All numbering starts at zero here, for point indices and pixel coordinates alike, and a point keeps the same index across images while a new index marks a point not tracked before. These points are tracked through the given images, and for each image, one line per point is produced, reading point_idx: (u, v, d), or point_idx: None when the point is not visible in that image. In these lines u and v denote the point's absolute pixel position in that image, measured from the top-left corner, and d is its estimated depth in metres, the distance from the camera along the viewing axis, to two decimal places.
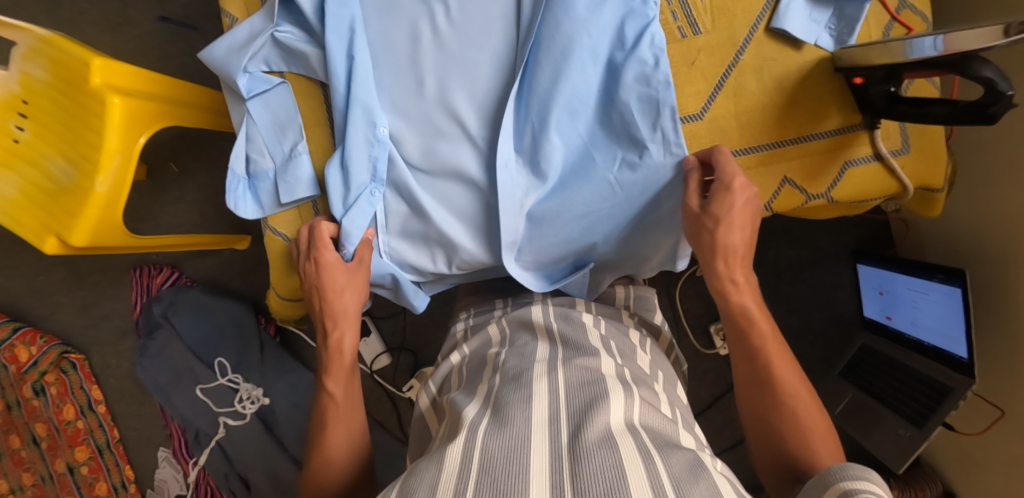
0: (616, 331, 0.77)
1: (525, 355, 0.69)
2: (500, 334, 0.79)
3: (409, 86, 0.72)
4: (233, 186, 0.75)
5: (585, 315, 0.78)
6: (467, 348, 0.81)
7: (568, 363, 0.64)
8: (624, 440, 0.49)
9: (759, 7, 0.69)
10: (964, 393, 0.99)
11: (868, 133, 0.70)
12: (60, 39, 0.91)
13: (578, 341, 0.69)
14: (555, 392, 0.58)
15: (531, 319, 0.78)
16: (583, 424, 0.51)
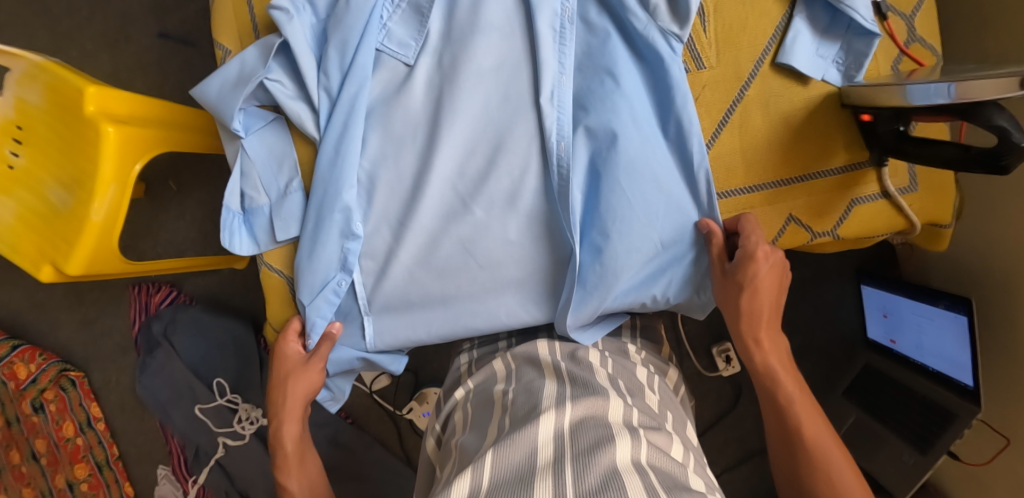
0: (624, 368, 0.76)
1: (534, 392, 0.68)
2: (505, 371, 0.78)
3: (399, 139, 0.70)
4: (228, 220, 0.74)
5: (593, 351, 0.77)
6: (473, 385, 0.80)
7: (577, 399, 0.63)
8: (631, 477, 0.47)
9: (765, 40, 0.67)
10: (967, 421, 0.97)
11: (874, 170, 0.69)
12: (56, 65, 0.90)
13: (586, 377, 0.68)
14: (561, 431, 0.57)
15: (539, 355, 0.76)
16: (588, 466, 0.50)
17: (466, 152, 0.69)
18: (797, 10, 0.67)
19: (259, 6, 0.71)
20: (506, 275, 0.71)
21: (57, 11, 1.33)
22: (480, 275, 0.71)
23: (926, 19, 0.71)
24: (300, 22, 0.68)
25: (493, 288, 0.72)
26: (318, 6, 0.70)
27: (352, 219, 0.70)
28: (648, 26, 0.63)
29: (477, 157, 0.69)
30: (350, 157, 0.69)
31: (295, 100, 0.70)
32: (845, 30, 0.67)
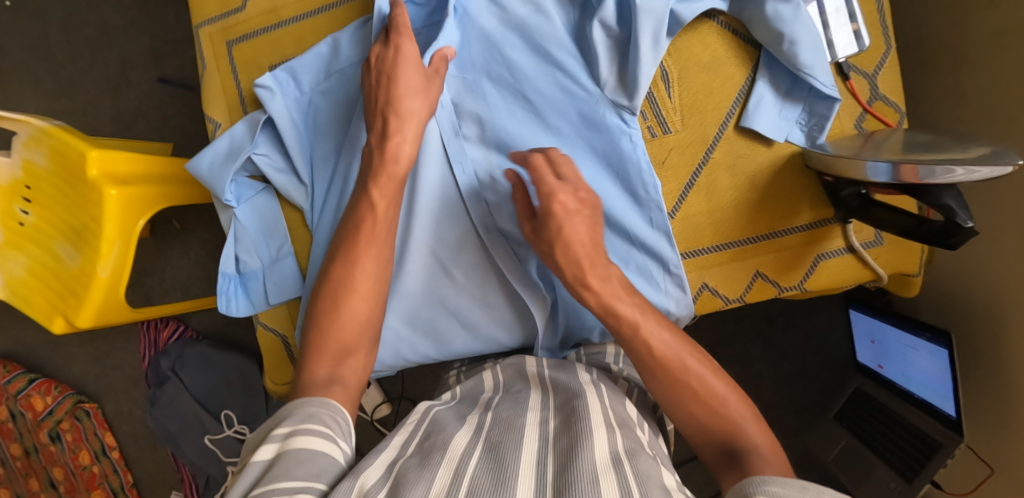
0: (604, 373, 0.70)
1: (519, 400, 0.62)
2: (494, 384, 0.70)
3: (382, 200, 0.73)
4: (224, 285, 0.78)
5: (579, 363, 0.71)
6: (461, 388, 0.70)
7: (560, 410, 0.59)
8: (606, 477, 0.45)
9: (729, 103, 0.70)
10: (952, 451, 0.99)
11: (840, 226, 0.71)
12: (59, 130, 0.95)
13: (567, 382, 0.64)
14: (544, 438, 0.54)
15: (527, 369, 0.70)
16: (571, 475, 0.45)
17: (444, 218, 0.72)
18: (759, 74, 0.69)
19: (246, 82, 0.77)
20: (486, 334, 0.75)
21: (61, 59, 1.38)
22: (460, 335, 0.75)
23: (890, 75, 0.72)
24: (284, 99, 0.72)
25: (474, 347, 0.76)
26: (302, 82, 0.73)
27: None
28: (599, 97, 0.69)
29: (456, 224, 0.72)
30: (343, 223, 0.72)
31: (281, 171, 0.74)
32: (808, 93, 0.69)
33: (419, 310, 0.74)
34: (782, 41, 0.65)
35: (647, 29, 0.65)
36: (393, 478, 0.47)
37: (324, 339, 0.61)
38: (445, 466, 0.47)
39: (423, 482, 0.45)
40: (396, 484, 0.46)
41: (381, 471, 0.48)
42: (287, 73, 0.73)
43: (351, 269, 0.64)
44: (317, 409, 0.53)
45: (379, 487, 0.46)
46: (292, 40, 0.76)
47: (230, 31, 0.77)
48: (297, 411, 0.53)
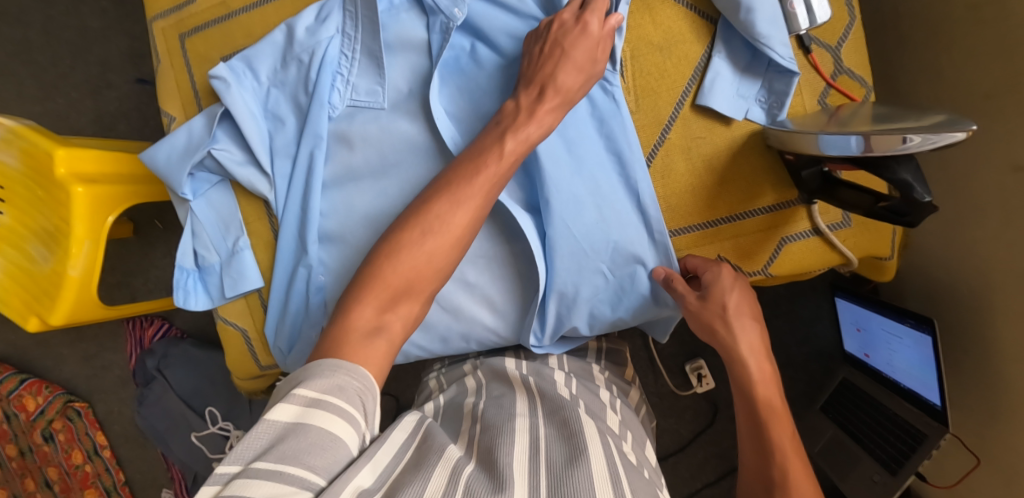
0: (587, 388, 0.72)
1: (504, 405, 0.63)
2: (475, 385, 0.72)
3: (358, 185, 0.72)
4: (183, 279, 0.78)
5: (558, 371, 0.74)
6: (444, 399, 0.72)
7: (549, 418, 0.61)
8: (603, 492, 0.47)
9: (685, 82, 0.68)
10: (936, 441, 0.96)
11: (805, 208, 0.69)
12: (29, 130, 0.95)
13: (554, 393, 0.66)
14: (535, 440, 0.56)
15: (506, 371, 0.73)
16: (569, 481, 0.48)
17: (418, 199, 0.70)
18: (716, 51, 0.67)
19: (200, 76, 0.76)
20: (462, 319, 0.74)
21: (42, 62, 1.39)
22: (442, 317, 0.74)
23: (853, 49, 0.70)
24: (239, 89, 0.71)
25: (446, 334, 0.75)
26: (258, 72, 0.72)
27: (312, 274, 0.72)
28: None
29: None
30: (309, 211, 0.71)
31: (242, 164, 0.72)
32: (766, 69, 0.67)
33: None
34: (740, 10, 0.63)
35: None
36: (388, 484, 0.45)
37: (387, 294, 0.55)
38: (441, 468, 0.48)
39: (418, 481, 0.45)
40: (395, 485, 0.45)
41: (380, 471, 0.46)
42: (241, 63, 0.71)
43: (428, 229, 0.58)
44: (343, 376, 0.48)
45: (373, 489, 0.44)
46: (243, 31, 0.75)
47: (184, 24, 0.76)
48: (324, 373, 0.47)
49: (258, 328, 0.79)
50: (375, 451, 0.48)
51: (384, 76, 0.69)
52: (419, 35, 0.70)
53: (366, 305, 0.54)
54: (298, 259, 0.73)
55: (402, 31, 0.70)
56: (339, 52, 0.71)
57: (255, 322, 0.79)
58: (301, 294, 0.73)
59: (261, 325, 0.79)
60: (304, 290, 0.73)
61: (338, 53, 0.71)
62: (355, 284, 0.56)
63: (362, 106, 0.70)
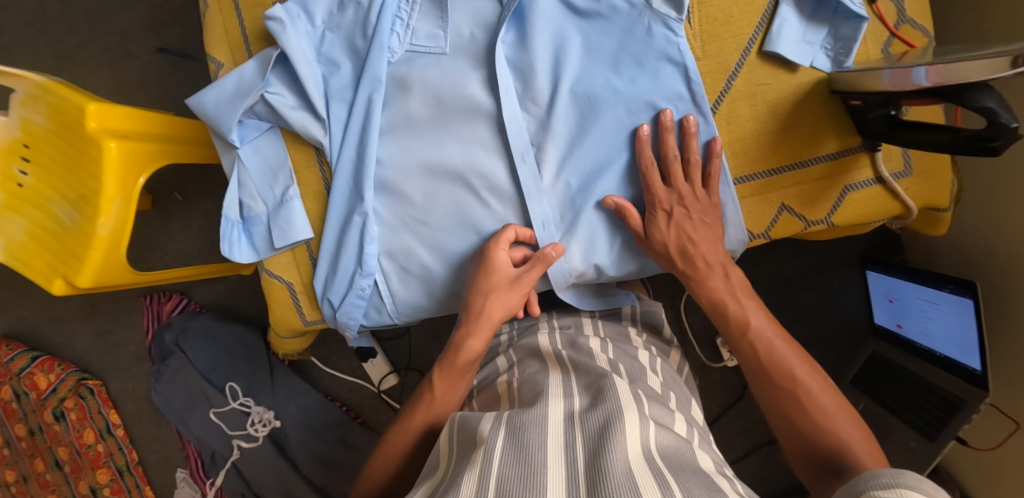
0: (624, 352, 0.72)
1: (538, 383, 0.63)
2: (508, 363, 0.76)
3: (415, 134, 0.71)
4: (227, 230, 0.76)
5: (592, 339, 0.74)
6: (478, 380, 0.78)
7: (585, 388, 0.60)
8: (639, 461, 0.45)
9: (751, 29, 0.67)
10: (976, 406, 0.97)
11: (868, 155, 0.68)
12: (57, 85, 0.92)
13: (588, 362, 0.66)
14: (569, 414, 0.54)
15: (540, 347, 0.74)
16: (603, 452, 0.46)
17: (477, 151, 0.70)
18: None
19: (250, 21, 0.74)
20: None
21: (59, 31, 1.36)
22: None
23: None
24: (295, 32, 0.70)
25: None
26: (314, 15, 0.71)
27: (368, 223, 0.71)
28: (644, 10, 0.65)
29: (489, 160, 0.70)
30: (367, 156, 0.70)
31: (295, 109, 0.71)
32: (832, 15, 0.66)
33: (447, 241, 0.72)
34: None
35: None
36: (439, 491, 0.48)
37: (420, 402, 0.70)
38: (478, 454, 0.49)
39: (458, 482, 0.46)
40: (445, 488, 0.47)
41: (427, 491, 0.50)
42: (297, 6, 0.70)
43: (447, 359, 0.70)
44: None
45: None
46: None
47: None
48: None
49: (304, 281, 0.78)
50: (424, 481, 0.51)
51: (447, 19, 0.68)
52: None
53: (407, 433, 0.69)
54: (352, 208, 0.72)
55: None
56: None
57: (302, 275, 0.78)
58: (356, 245, 0.73)
59: (308, 277, 0.78)
60: (360, 240, 0.72)
61: None
62: (407, 410, 0.71)
63: (422, 50, 0.69)
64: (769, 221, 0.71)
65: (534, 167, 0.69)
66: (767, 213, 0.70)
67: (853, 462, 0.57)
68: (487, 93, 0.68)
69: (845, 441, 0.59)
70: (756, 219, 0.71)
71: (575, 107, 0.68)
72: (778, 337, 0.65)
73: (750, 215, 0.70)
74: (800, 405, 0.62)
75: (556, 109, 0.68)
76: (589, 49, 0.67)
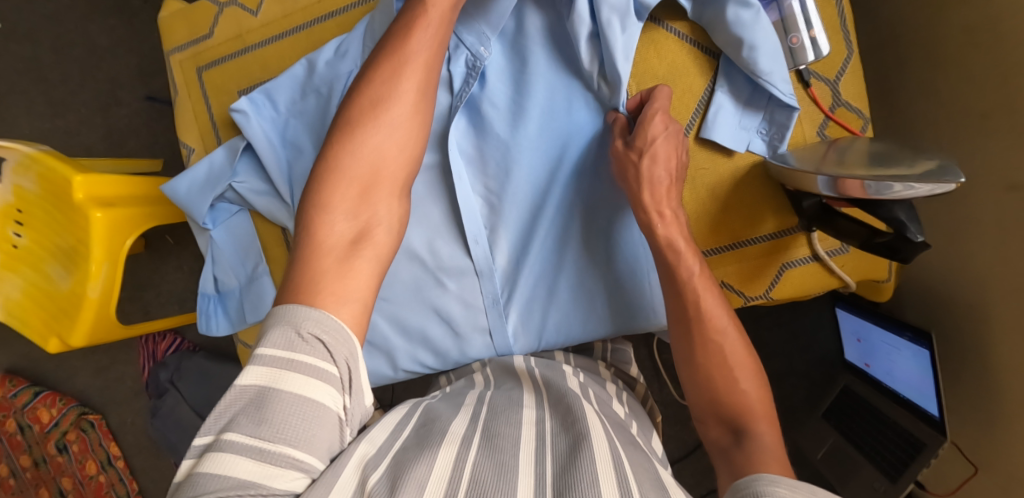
0: (594, 380, 0.73)
1: (513, 397, 0.64)
2: (484, 380, 0.72)
3: None
4: (204, 304, 0.81)
5: (565, 365, 0.74)
6: (450, 388, 0.72)
7: (555, 409, 0.61)
8: (605, 470, 0.47)
9: (689, 115, 0.70)
10: (935, 450, 0.98)
11: (805, 235, 0.71)
12: (46, 156, 0.97)
13: (560, 383, 0.66)
14: (540, 434, 0.56)
15: (514, 365, 0.72)
16: (571, 465, 0.48)
17: (439, 237, 0.74)
18: (718, 84, 0.69)
19: (216, 108, 0.79)
20: (477, 341, 0.76)
21: (52, 79, 1.39)
22: (447, 340, 0.76)
23: (852, 81, 0.72)
24: (259, 120, 0.74)
25: (467, 353, 0.76)
26: (278, 102, 0.75)
27: None
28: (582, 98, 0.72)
29: (449, 244, 0.74)
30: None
31: (262, 195, 0.75)
32: (767, 101, 0.69)
33: (406, 315, 0.76)
34: (742, 47, 0.65)
35: (613, 24, 0.67)
36: (390, 458, 0.49)
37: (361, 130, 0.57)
38: (445, 446, 0.50)
39: (423, 462, 0.47)
40: (396, 462, 0.48)
41: (381, 448, 0.50)
42: (262, 95, 0.75)
43: (400, 71, 0.59)
44: (311, 326, 0.48)
45: (378, 460, 0.49)
46: (259, 64, 0.78)
47: (200, 58, 0.80)
48: (305, 326, 0.48)
49: None
50: (370, 432, 0.52)
51: None
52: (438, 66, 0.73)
53: (338, 207, 0.54)
54: None
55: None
56: (356, 83, 0.73)
57: None
58: None
59: None
60: None
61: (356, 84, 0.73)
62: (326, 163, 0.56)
63: None
64: None
65: (486, 249, 0.74)
66: None
67: (756, 429, 0.57)
68: (438, 175, 0.74)
69: (756, 424, 0.58)
70: None
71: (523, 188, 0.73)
72: (709, 293, 0.63)
73: None
74: (733, 403, 0.59)
75: (502, 198, 0.73)
76: (537, 141, 0.72)
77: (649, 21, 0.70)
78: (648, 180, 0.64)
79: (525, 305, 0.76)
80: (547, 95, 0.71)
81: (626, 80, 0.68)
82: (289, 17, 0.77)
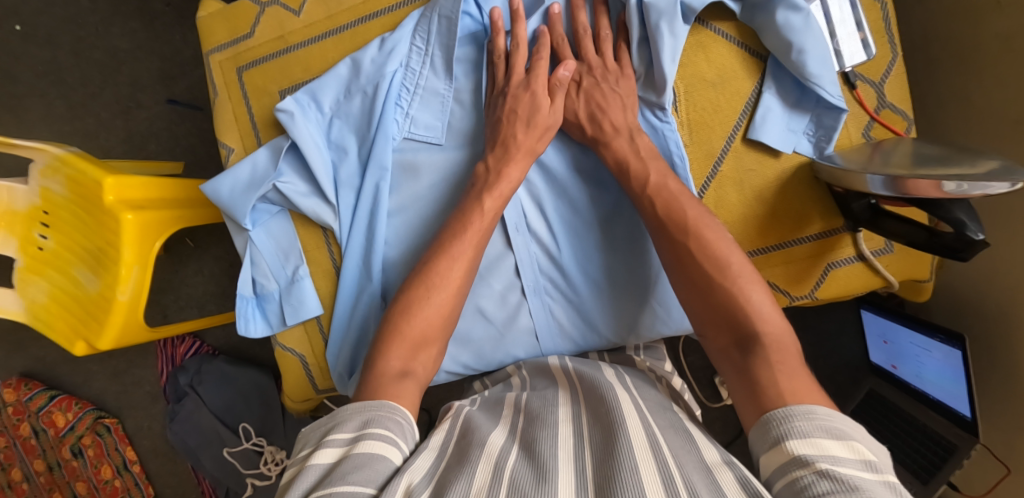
0: (632, 366, 0.71)
1: (547, 397, 0.63)
2: (519, 382, 0.71)
3: (418, 217, 0.75)
4: (243, 307, 0.80)
5: (601, 363, 0.72)
6: (487, 391, 0.71)
7: (589, 400, 0.60)
8: (646, 460, 0.46)
9: (736, 116, 0.70)
10: (968, 451, 0.99)
11: (850, 235, 0.72)
12: (76, 158, 0.96)
13: (593, 375, 0.64)
14: (578, 433, 0.55)
15: (547, 364, 0.71)
16: (612, 461, 0.47)
17: None
18: (766, 85, 0.69)
19: (258, 108, 0.79)
20: (523, 342, 0.76)
21: (72, 82, 1.38)
22: (493, 343, 0.76)
23: (897, 84, 0.72)
24: (304, 120, 0.74)
25: (511, 354, 0.76)
26: (322, 103, 0.75)
27: (376, 302, 0.75)
28: None
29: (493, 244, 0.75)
30: (375, 239, 0.74)
31: (307, 196, 0.75)
32: (815, 104, 0.69)
33: None
34: (790, 51, 0.65)
35: (664, 24, 0.66)
36: (436, 481, 0.48)
37: (429, 292, 0.64)
38: (484, 463, 0.49)
39: (464, 479, 0.46)
40: (441, 485, 0.47)
41: (426, 472, 0.49)
42: (306, 96, 0.74)
43: (462, 235, 0.66)
44: (370, 411, 0.54)
45: (423, 485, 0.47)
46: (301, 65, 0.78)
47: (240, 58, 0.79)
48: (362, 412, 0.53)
49: (316, 353, 0.82)
50: (415, 461, 0.50)
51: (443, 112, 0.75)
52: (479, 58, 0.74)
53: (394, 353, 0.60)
54: (361, 288, 0.76)
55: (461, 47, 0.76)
56: (401, 85, 0.75)
57: (313, 348, 0.82)
58: (356, 319, 0.76)
59: (320, 351, 0.82)
60: (367, 317, 0.76)
61: (401, 85, 0.75)
62: (399, 306, 0.64)
63: (420, 139, 0.75)
64: None
65: (526, 247, 0.74)
66: None
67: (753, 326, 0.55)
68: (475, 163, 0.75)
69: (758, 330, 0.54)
70: None
71: (566, 188, 0.74)
72: (683, 195, 0.63)
73: None
74: (724, 299, 0.57)
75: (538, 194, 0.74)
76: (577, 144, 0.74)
77: (694, 22, 0.70)
78: (592, 116, 0.68)
79: (569, 308, 0.76)
80: None
81: (672, 81, 0.68)
82: (332, 18, 0.77)
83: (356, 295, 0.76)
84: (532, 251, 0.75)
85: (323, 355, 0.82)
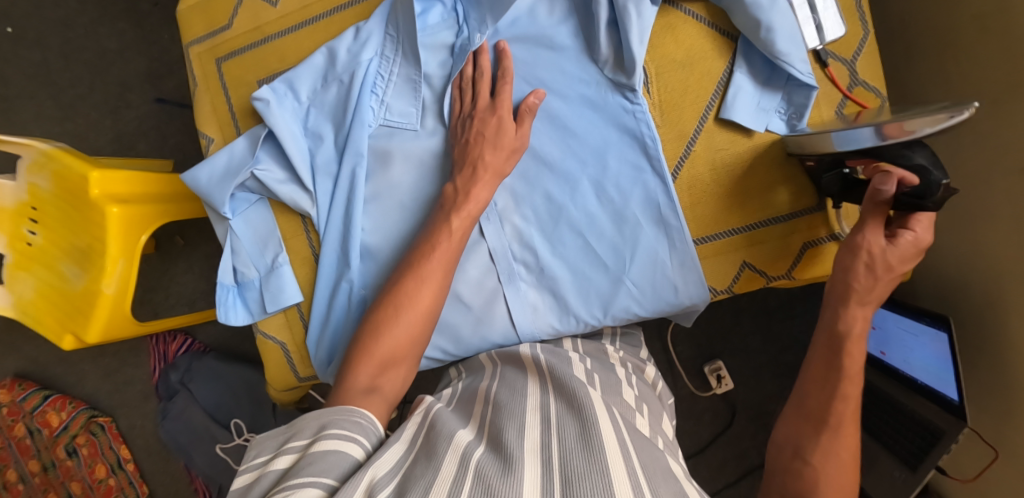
0: (604, 365, 0.71)
1: (517, 388, 0.63)
2: (491, 372, 0.70)
3: (390, 203, 0.76)
4: (223, 295, 0.80)
5: (573, 352, 0.73)
6: (461, 384, 0.71)
7: (559, 394, 0.60)
8: (615, 463, 0.46)
9: (708, 97, 0.71)
10: (955, 436, 0.98)
11: (824, 214, 0.71)
12: (62, 153, 0.97)
13: (565, 370, 0.64)
14: (546, 421, 0.55)
15: (518, 353, 0.72)
16: (575, 459, 0.47)
17: None
18: (736, 65, 0.70)
19: (236, 99, 0.79)
20: (501, 325, 0.76)
21: (62, 83, 1.40)
22: (471, 326, 0.76)
23: (869, 61, 0.72)
24: (280, 109, 0.74)
25: (488, 338, 0.77)
26: (299, 92, 0.76)
27: (354, 288, 0.75)
28: (599, 81, 0.72)
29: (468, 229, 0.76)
30: (352, 227, 0.75)
31: (284, 183, 0.76)
32: (785, 82, 0.70)
33: None
34: (759, 29, 0.66)
35: (632, 6, 0.67)
36: (400, 475, 0.48)
37: (398, 311, 0.66)
38: (451, 455, 0.48)
39: (428, 473, 0.46)
40: (404, 480, 0.47)
41: (392, 465, 0.49)
42: (283, 85, 0.75)
43: (429, 257, 0.67)
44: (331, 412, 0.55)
45: (387, 480, 0.47)
46: (278, 55, 0.78)
47: (218, 49, 0.80)
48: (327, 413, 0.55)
49: (297, 341, 0.82)
50: (382, 455, 0.50)
51: (418, 99, 0.75)
52: (450, 41, 0.75)
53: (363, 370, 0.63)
54: (339, 275, 0.76)
55: (435, 38, 0.75)
56: (376, 73, 0.75)
57: (294, 335, 0.82)
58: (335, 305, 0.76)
59: (300, 338, 0.82)
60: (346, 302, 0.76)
61: (376, 72, 0.75)
62: (369, 327, 0.66)
63: (394, 126, 0.75)
64: (734, 276, 0.74)
65: (499, 230, 0.75)
66: (732, 267, 0.74)
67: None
68: (444, 147, 0.75)
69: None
70: (721, 275, 0.74)
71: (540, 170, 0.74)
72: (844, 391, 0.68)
73: (722, 270, 0.74)
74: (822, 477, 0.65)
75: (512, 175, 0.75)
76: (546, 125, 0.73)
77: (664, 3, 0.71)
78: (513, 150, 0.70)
79: (546, 290, 0.76)
80: (569, 74, 0.72)
81: (641, 62, 0.68)
82: (308, 7, 0.78)
83: (334, 281, 0.77)
84: (507, 233, 0.75)
85: (303, 342, 0.82)
